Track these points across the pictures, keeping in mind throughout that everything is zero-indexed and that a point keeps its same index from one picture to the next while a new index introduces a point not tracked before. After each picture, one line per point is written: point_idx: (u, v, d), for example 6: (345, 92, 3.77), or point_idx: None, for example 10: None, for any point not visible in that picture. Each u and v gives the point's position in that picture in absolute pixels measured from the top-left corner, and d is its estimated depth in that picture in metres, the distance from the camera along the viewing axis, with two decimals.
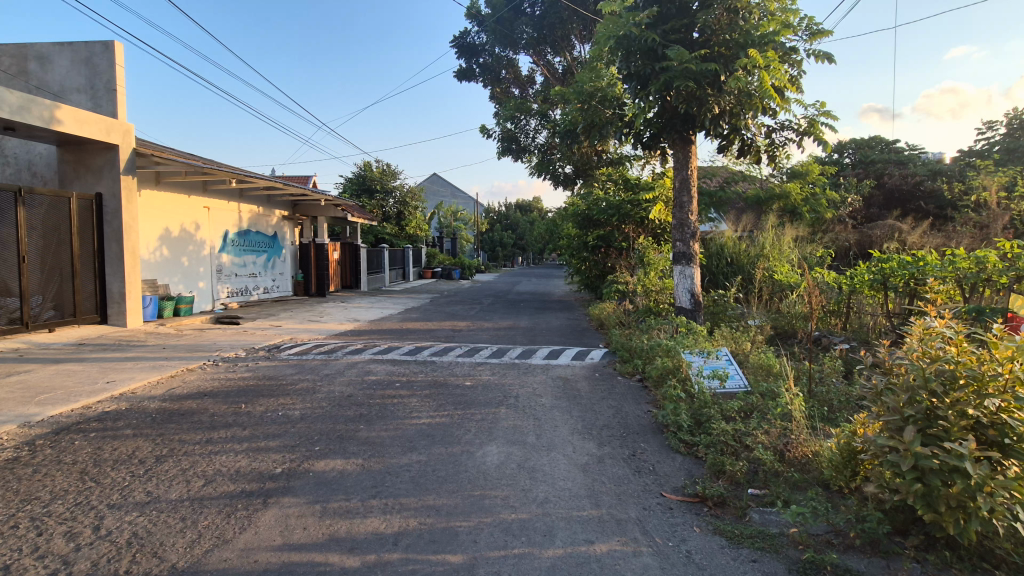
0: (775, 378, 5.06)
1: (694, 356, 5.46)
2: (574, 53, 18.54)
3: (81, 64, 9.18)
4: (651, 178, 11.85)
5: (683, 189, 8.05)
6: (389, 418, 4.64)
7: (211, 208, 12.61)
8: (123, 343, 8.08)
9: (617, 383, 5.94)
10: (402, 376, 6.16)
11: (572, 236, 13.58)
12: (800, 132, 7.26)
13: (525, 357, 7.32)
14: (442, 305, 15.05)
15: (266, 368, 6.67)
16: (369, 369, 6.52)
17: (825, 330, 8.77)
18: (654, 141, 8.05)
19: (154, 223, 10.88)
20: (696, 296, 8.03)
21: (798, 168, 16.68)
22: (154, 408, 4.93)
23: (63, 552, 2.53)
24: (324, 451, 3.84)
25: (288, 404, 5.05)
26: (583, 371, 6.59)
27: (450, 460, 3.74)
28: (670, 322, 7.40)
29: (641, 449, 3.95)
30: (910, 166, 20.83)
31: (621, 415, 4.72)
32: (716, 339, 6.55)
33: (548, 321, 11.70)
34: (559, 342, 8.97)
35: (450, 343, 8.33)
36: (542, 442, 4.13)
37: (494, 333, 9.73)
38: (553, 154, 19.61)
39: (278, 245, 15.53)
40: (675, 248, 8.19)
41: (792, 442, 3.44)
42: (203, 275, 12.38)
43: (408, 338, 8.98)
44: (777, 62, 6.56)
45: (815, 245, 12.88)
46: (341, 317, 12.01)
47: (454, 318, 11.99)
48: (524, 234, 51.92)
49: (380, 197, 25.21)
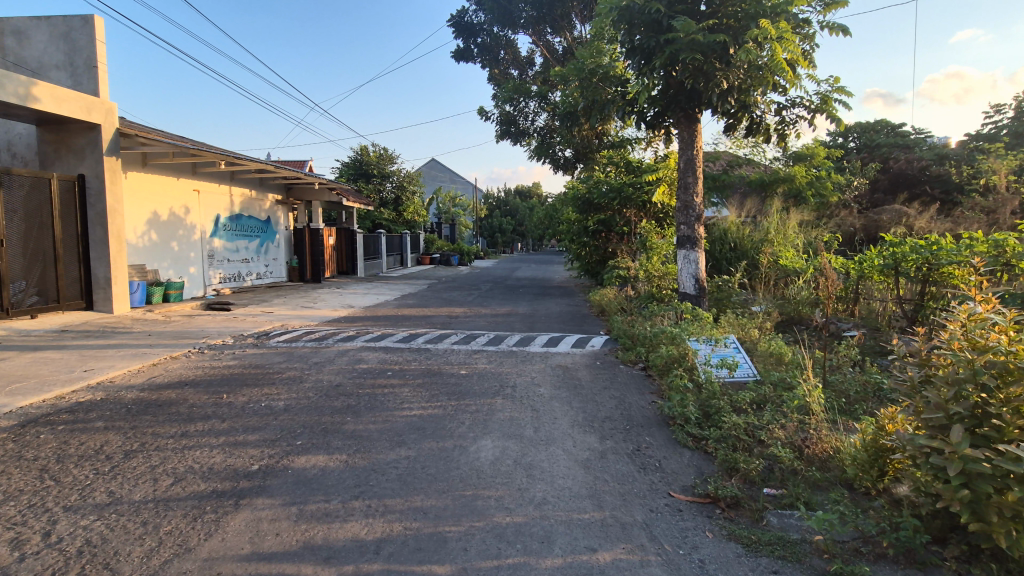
0: (786, 367, 4.82)
1: (701, 344, 5.21)
2: (574, 32, 18.03)
3: (60, 39, 8.78)
4: (654, 160, 11.52)
5: (688, 170, 7.72)
6: (378, 409, 4.38)
7: (202, 191, 12.26)
8: (107, 330, 7.80)
9: (619, 372, 5.68)
10: (394, 365, 5.90)
11: (572, 221, 13.25)
12: (811, 109, 6.92)
13: (523, 344, 7.05)
14: (440, 291, 14.77)
15: (254, 355, 6.40)
16: (360, 358, 6.25)
17: (832, 316, 8.56)
18: (657, 119, 7.71)
19: (141, 207, 10.54)
20: (700, 281, 7.75)
21: (802, 152, 16.31)
22: (131, 398, 4.66)
23: (4, 563, 2.28)
24: (307, 446, 3.57)
25: (272, 394, 4.78)
26: (582, 358, 6.34)
27: (442, 455, 3.48)
28: (672, 308, 7.16)
29: (646, 443, 3.70)
30: (916, 150, 20.45)
31: (624, 406, 4.46)
32: (721, 325, 6.30)
33: (548, 307, 11.43)
34: (559, 329, 8.71)
35: (446, 330, 8.06)
36: (540, 435, 3.87)
37: (492, 320, 9.44)
38: (552, 137, 19.22)
39: (271, 230, 15.19)
40: (680, 231, 7.89)
41: (811, 438, 3.17)
42: (194, 260, 12.08)
43: (402, 325, 8.71)
44: (790, 34, 6.17)
45: (820, 230, 12.57)
46: (336, 303, 11.74)
47: (451, 304, 11.71)
48: (524, 220, 51.53)
49: (377, 181, 24.78)
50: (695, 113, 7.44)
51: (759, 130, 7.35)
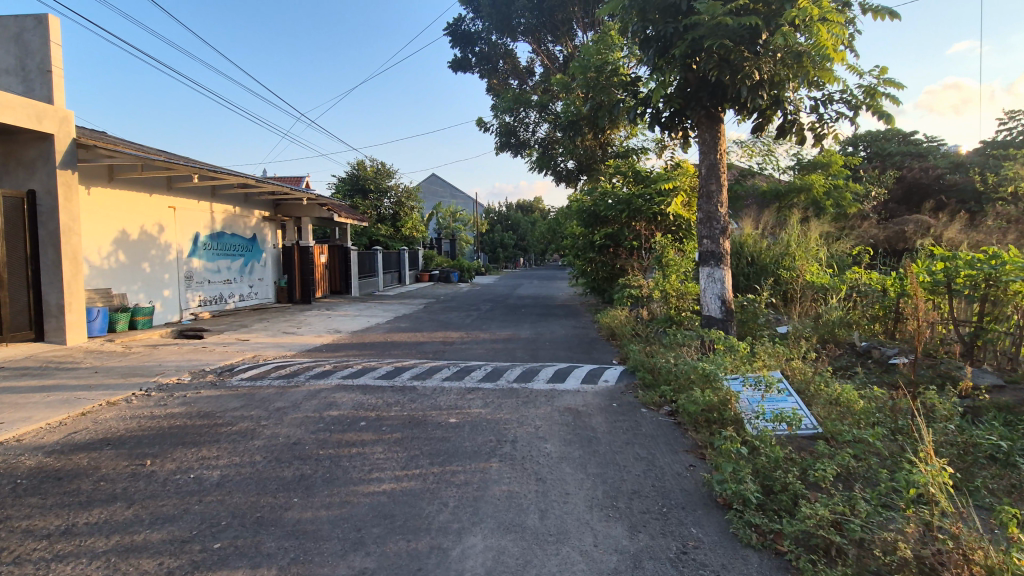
0: (858, 418, 3.89)
1: (745, 389, 4.30)
2: (574, 40, 17.38)
3: (9, 42, 7.97)
4: (665, 169, 10.65)
5: (711, 177, 6.79)
6: (337, 482, 3.38)
7: (178, 208, 11.39)
8: (50, 365, 6.82)
9: (642, 419, 4.65)
10: (371, 412, 4.90)
11: (577, 234, 12.33)
12: (853, 105, 6.01)
13: (525, 379, 6.04)
14: (436, 312, 13.81)
15: (206, 399, 5.40)
16: (332, 402, 5.24)
17: (872, 339, 7.67)
18: (674, 119, 6.83)
19: (106, 225, 9.64)
20: (727, 303, 6.79)
21: (818, 159, 15.43)
22: (28, 467, 3.67)
23: None
24: (227, 552, 2.59)
25: (209, 460, 3.77)
26: (595, 399, 5.30)
27: (411, 566, 2.49)
28: (697, 335, 6.24)
29: (693, 539, 2.72)
30: (929, 158, 19.65)
31: (655, 475, 3.47)
32: (758, 356, 5.31)
33: (552, 330, 10.45)
34: (566, 357, 7.72)
35: (437, 361, 7.06)
36: (548, 524, 2.88)
37: (490, 348, 8.43)
38: (554, 148, 18.43)
39: (256, 248, 14.29)
40: (701, 246, 6.94)
41: (947, 551, 2.17)
42: (169, 283, 11.16)
43: (388, 355, 7.70)
44: (835, 13, 5.30)
45: (844, 242, 11.66)
46: (320, 328, 10.77)
47: (447, 328, 10.71)
48: (525, 234, 50.82)
49: (374, 197, 23.96)
50: (719, 111, 6.54)
51: (791, 131, 6.40)
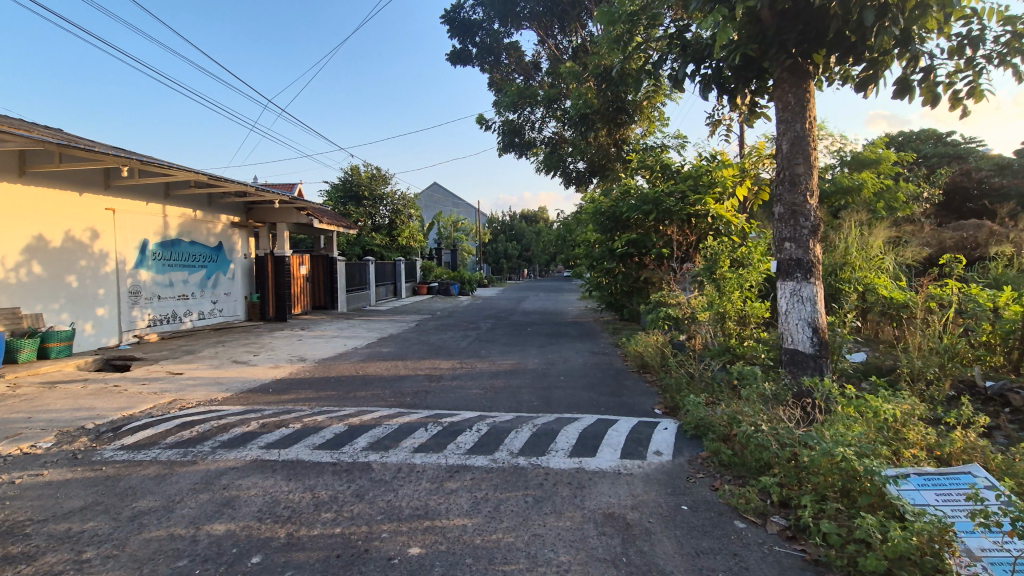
0: None
1: (930, 501, 2.53)
2: (585, 30, 15.34)
3: None
4: (700, 161, 8.78)
5: (796, 154, 4.83)
6: None
7: (119, 210, 9.54)
8: None
9: (746, 551, 2.65)
10: (281, 529, 2.91)
11: (593, 241, 10.42)
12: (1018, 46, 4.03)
13: (537, 449, 4.06)
14: (428, 332, 11.89)
15: (37, 492, 3.41)
16: (230, 501, 3.27)
17: (1000, 379, 5.66)
18: (743, 75, 4.98)
19: (14, 229, 7.80)
20: (819, 332, 4.80)
21: (864, 157, 13.41)
22: None
23: None
24: None
25: None
26: (651, 496, 3.29)
27: None
28: (789, 388, 4.27)
29: None
30: (970, 159, 17.73)
31: None
32: (908, 422, 3.32)
33: (567, 358, 8.46)
34: (589, 402, 5.75)
35: (412, 413, 5.08)
36: None
37: (489, 386, 6.47)
38: (562, 148, 16.54)
39: (222, 258, 12.44)
40: (781, 253, 4.96)
41: None
42: (104, 299, 9.27)
43: (351, 400, 5.72)
44: None
45: (911, 250, 9.69)
46: (283, 355, 8.81)
47: (438, 355, 8.74)
48: (530, 244, 49.04)
49: (369, 204, 22.09)
50: (809, 59, 4.65)
51: (916, 89, 4.44)
